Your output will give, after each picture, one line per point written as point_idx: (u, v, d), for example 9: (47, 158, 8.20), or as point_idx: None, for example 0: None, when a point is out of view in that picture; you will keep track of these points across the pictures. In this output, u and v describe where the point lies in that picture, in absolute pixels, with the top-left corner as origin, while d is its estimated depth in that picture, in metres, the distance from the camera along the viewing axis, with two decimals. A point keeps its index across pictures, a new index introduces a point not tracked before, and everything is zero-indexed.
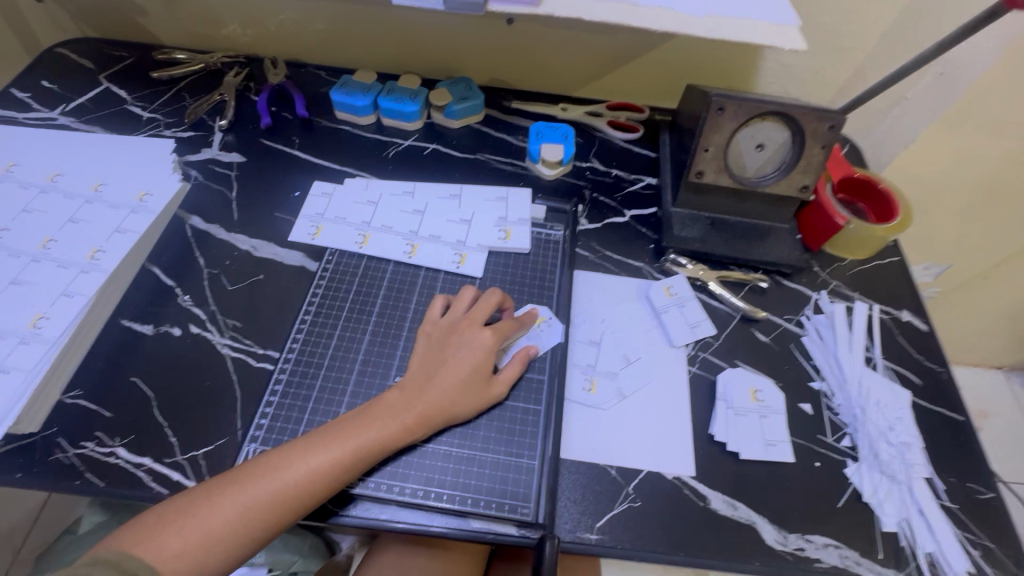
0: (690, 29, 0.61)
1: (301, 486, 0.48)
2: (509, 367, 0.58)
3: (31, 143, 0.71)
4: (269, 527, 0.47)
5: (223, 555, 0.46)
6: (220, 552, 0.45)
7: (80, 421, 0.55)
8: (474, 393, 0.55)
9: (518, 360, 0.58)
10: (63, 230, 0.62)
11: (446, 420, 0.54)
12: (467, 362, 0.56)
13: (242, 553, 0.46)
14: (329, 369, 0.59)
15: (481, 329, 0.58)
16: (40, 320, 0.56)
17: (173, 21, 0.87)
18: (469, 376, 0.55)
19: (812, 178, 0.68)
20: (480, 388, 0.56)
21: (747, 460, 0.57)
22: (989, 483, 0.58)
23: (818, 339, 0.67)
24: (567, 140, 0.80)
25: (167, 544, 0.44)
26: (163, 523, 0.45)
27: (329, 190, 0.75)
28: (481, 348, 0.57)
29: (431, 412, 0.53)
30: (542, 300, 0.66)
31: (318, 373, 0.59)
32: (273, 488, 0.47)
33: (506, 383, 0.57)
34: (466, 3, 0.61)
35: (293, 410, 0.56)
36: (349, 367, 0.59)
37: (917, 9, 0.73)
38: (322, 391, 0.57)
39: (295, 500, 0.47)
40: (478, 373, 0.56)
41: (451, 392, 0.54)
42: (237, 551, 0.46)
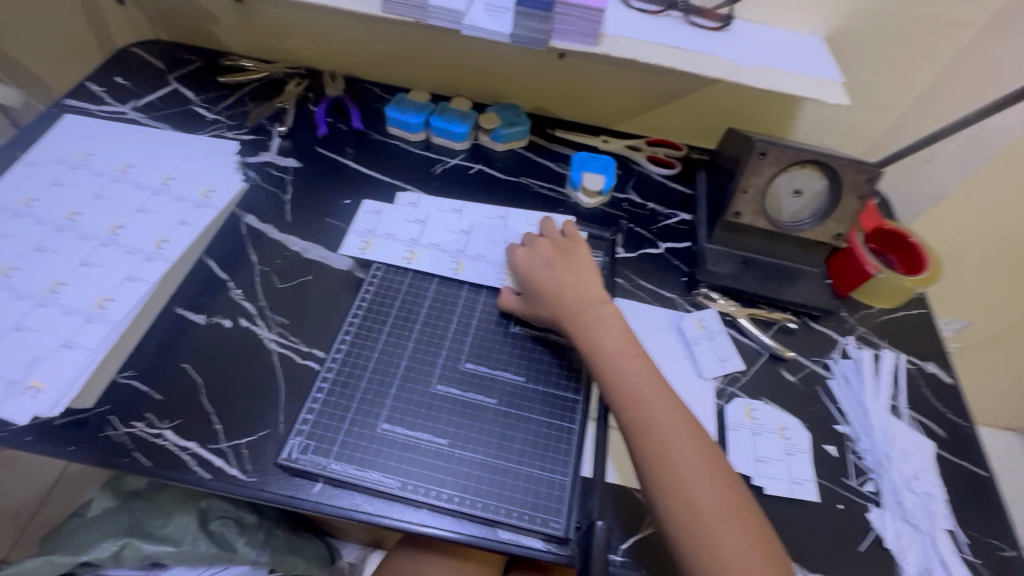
0: (739, 78, 0.65)
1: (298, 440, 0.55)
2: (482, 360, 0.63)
3: (106, 134, 0.75)
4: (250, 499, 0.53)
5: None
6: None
7: (132, 401, 0.58)
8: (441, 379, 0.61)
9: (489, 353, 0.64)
10: (131, 219, 0.66)
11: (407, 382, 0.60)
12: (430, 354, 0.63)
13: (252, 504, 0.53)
14: (373, 371, 0.61)
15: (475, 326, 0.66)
16: (105, 302, 0.59)
17: (242, 30, 0.92)
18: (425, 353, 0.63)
19: (845, 227, 0.70)
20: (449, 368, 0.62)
21: (771, 495, 0.58)
22: (1012, 541, 0.59)
23: (844, 383, 0.68)
24: (608, 171, 0.83)
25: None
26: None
27: (378, 207, 0.77)
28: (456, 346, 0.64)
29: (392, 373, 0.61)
30: None
31: (363, 374, 0.61)
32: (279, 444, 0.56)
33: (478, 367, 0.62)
34: (531, 37, 0.65)
35: (336, 406, 0.58)
36: (392, 370, 0.61)
37: (954, 75, 0.76)
38: (365, 392, 0.59)
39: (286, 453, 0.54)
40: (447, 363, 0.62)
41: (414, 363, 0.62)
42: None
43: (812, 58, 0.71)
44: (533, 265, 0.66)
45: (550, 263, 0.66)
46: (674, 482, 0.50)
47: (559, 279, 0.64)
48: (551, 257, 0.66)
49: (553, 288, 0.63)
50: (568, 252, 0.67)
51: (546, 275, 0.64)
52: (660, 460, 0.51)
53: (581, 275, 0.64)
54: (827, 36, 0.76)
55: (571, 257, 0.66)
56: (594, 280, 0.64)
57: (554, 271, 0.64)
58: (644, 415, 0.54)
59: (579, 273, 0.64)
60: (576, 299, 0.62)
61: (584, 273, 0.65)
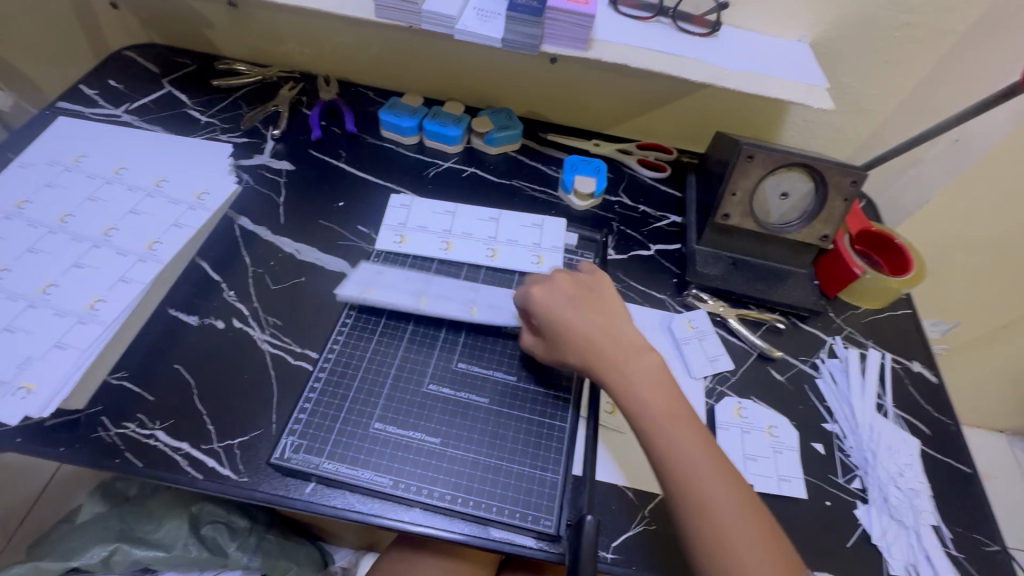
0: (726, 82, 0.67)
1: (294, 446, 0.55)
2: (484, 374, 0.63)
3: (98, 137, 0.75)
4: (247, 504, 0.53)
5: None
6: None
7: (124, 402, 0.58)
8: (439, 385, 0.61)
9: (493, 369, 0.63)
10: (124, 220, 0.66)
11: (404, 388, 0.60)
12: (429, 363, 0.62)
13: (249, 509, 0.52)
14: (364, 372, 0.61)
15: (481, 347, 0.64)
16: (97, 302, 0.59)
17: (236, 34, 0.93)
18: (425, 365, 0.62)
19: (831, 228, 0.71)
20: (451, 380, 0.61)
21: (759, 493, 0.59)
22: (995, 536, 0.60)
23: (831, 382, 0.69)
24: (599, 174, 0.84)
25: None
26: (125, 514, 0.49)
27: (406, 202, 0.78)
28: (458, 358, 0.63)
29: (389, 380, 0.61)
30: None
31: (354, 375, 0.61)
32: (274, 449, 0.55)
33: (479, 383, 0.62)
34: (523, 42, 0.66)
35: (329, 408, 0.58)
36: (384, 371, 0.61)
37: (935, 80, 0.78)
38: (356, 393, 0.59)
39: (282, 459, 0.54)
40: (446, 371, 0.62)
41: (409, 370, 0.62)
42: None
43: (797, 64, 0.72)
44: (555, 302, 0.60)
45: (574, 299, 0.61)
46: (695, 500, 0.49)
47: (587, 319, 0.59)
48: (573, 293, 0.61)
49: (582, 329, 0.58)
50: (589, 288, 0.63)
51: (571, 313, 0.59)
52: (685, 480, 0.50)
53: (606, 314, 0.60)
54: (812, 42, 0.78)
55: (594, 292, 0.62)
56: (623, 321, 0.60)
57: (580, 308, 0.60)
58: (669, 455, 0.52)
59: (606, 312, 0.60)
60: (611, 341, 0.57)
61: (610, 311, 0.60)
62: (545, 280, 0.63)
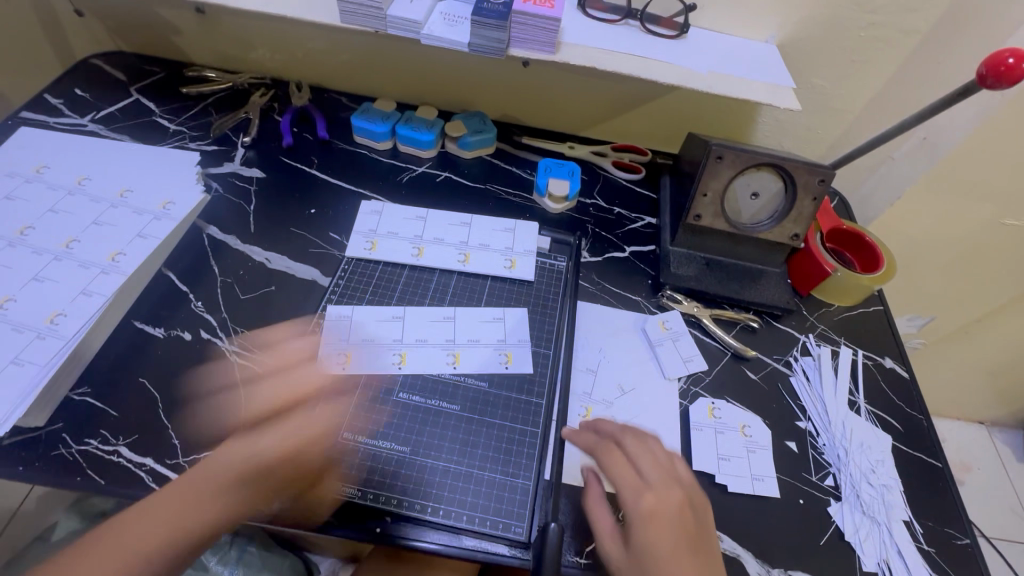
0: (694, 84, 0.67)
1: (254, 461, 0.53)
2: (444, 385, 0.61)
3: (61, 147, 0.74)
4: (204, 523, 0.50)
5: (165, 549, 0.48)
6: (152, 557, 0.48)
7: (85, 418, 0.56)
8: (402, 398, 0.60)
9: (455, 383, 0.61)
10: (86, 232, 0.65)
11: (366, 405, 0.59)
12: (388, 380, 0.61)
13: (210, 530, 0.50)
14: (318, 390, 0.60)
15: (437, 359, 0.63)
16: (57, 317, 0.58)
17: (205, 41, 0.92)
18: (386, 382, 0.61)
19: (802, 227, 0.72)
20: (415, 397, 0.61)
21: (733, 493, 0.59)
22: (966, 529, 0.60)
23: (805, 380, 0.70)
24: (573, 176, 0.84)
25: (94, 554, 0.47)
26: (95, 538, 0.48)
27: (378, 208, 0.78)
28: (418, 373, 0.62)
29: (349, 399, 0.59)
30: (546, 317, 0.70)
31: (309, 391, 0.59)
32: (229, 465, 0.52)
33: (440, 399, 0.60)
34: (491, 46, 0.66)
35: (285, 425, 0.56)
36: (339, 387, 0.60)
37: (901, 79, 0.79)
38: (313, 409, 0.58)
39: (241, 476, 0.52)
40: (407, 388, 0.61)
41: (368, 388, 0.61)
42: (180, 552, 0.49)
43: (765, 65, 0.73)
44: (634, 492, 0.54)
45: (672, 517, 0.52)
46: None
47: (663, 517, 0.52)
48: (673, 506, 0.52)
49: (649, 525, 0.51)
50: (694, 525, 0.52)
51: (644, 501, 0.53)
52: None
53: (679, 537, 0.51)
54: (780, 43, 0.78)
55: (694, 519, 0.52)
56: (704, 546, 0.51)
57: (662, 503, 0.53)
58: None
59: (691, 519, 0.52)
60: (678, 542, 0.50)
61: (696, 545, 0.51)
62: (643, 451, 0.57)
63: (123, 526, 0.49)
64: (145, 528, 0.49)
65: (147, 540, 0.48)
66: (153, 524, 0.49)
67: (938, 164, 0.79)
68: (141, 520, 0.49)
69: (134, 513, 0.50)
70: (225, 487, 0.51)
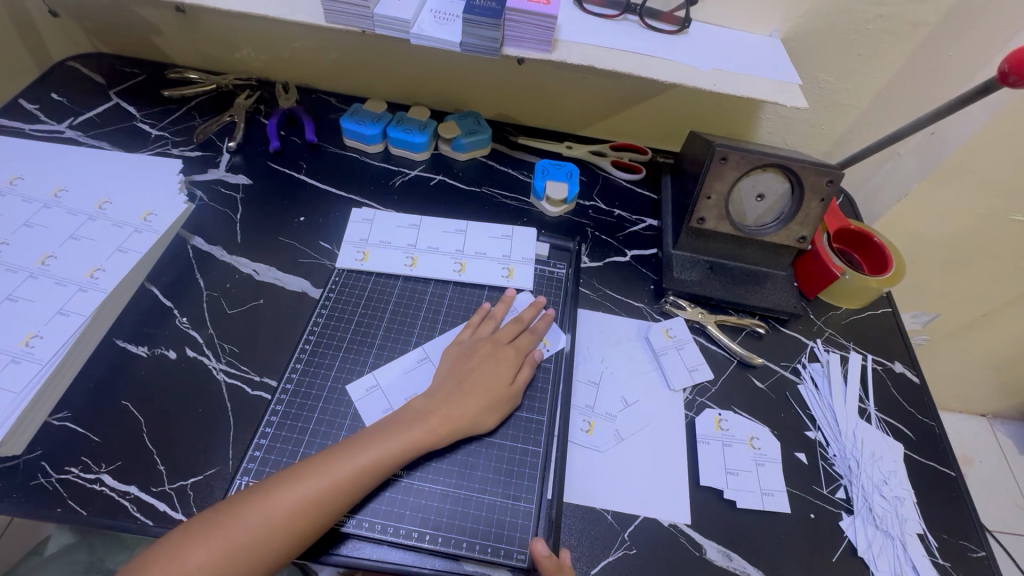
0: (697, 82, 0.64)
1: (352, 480, 0.49)
2: (521, 370, 0.61)
3: (37, 156, 0.71)
4: (298, 537, 0.47)
5: (257, 560, 0.45)
6: (245, 566, 0.45)
7: (66, 445, 0.54)
8: (497, 407, 0.58)
9: (527, 363, 0.61)
10: (63, 247, 0.62)
11: (470, 425, 0.56)
12: (489, 385, 0.58)
13: (303, 543, 0.47)
14: (430, 407, 0.55)
15: (505, 349, 0.61)
16: (33, 339, 0.55)
17: (186, 42, 0.88)
18: (490, 389, 0.58)
19: (809, 230, 0.70)
20: (504, 400, 0.58)
21: (742, 509, 0.57)
22: (982, 541, 0.59)
23: (813, 388, 0.68)
24: (571, 178, 0.81)
25: (189, 558, 0.44)
26: (187, 537, 0.45)
27: (369, 215, 0.75)
28: (502, 366, 0.60)
29: (456, 418, 0.55)
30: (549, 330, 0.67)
31: (420, 409, 0.55)
32: (327, 479, 0.49)
33: (523, 382, 0.60)
34: (483, 46, 0.63)
35: (397, 445, 0.52)
36: (451, 403, 0.56)
37: (909, 74, 0.76)
38: (426, 429, 0.54)
39: (339, 495, 0.48)
40: (501, 389, 0.58)
41: (476, 401, 0.57)
42: (272, 562, 0.46)
43: (770, 62, 0.70)
44: None
45: None
46: None
47: None
48: None
49: None
50: None
51: None
52: None
53: None
54: (784, 37, 0.75)
55: None
56: None
57: None
58: None
59: None
60: None
61: None
62: None
63: (217, 530, 0.45)
64: (242, 535, 0.45)
65: (243, 547, 0.45)
66: (248, 533, 0.45)
67: (948, 161, 0.77)
68: (238, 524, 0.46)
69: (229, 516, 0.46)
70: (332, 498, 0.48)
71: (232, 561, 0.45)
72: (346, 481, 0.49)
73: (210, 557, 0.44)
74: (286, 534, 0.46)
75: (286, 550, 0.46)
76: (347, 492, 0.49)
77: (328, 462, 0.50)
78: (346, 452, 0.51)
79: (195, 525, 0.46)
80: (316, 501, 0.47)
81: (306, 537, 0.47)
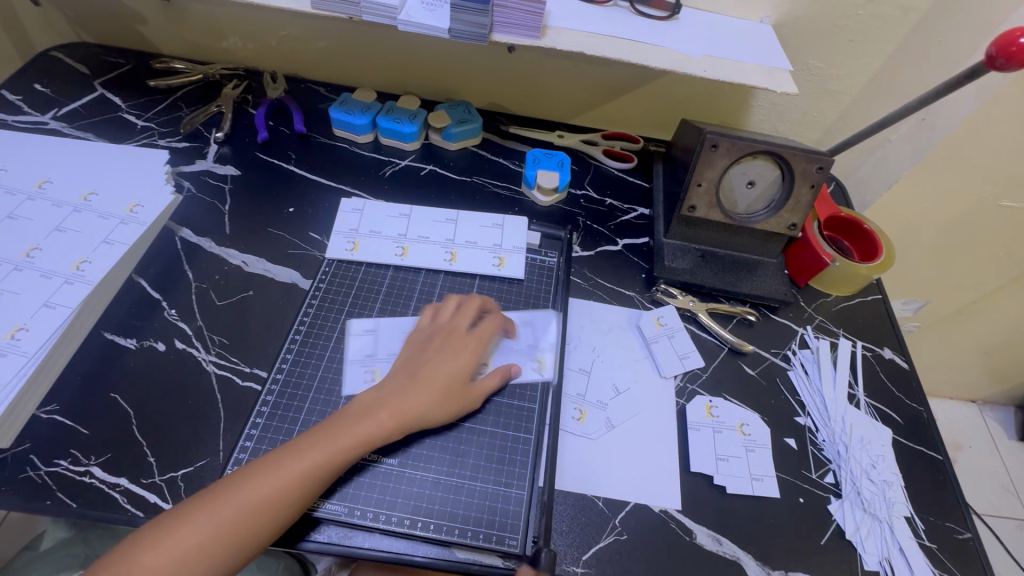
0: (688, 68, 0.63)
1: (300, 481, 0.48)
2: (488, 376, 0.59)
3: (21, 149, 0.70)
4: (249, 540, 0.46)
5: (210, 563, 0.45)
6: (198, 571, 0.45)
7: (54, 438, 0.53)
8: (453, 402, 0.56)
9: (496, 372, 0.59)
10: (48, 239, 0.62)
11: (423, 417, 0.54)
12: (444, 377, 0.56)
13: (256, 545, 0.47)
14: (381, 400, 0.54)
15: (462, 338, 0.59)
16: (18, 332, 0.55)
17: (171, 31, 0.87)
18: (446, 382, 0.56)
19: (799, 217, 0.70)
20: (460, 391, 0.56)
21: (731, 494, 0.58)
22: (968, 523, 0.59)
23: (803, 374, 0.68)
24: (563, 167, 0.80)
25: (142, 562, 0.44)
26: (141, 542, 0.45)
27: (358, 205, 0.74)
28: (461, 358, 0.58)
29: (407, 411, 0.53)
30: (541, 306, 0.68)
31: (370, 403, 0.54)
32: (275, 481, 0.48)
33: (487, 390, 0.58)
34: (472, 32, 0.62)
35: (345, 442, 0.51)
36: (402, 396, 0.54)
37: (901, 60, 0.76)
38: (374, 424, 0.52)
39: (291, 496, 0.48)
40: (457, 382, 0.56)
41: (430, 393, 0.55)
42: (226, 565, 0.46)
43: (761, 48, 0.70)
44: None
45: None
46: None
47: None
48: None
49: None
50: None
51: None
52: None
53: None
54: (776, 23, 0.75)
55: None
56: None
57: None
58: None
59: None
60: None
61: None
62: None
63: (169, 534, 0.45)
64: (193, 541, 0.45)
65: (193, 553, 0.45)
66: (200, 536, 0.45)
67: (938, 147, 0.77)
68: (189, 530, 0.45)
69: (181, 521, 0.46)
70: (285, 499, 0.48)
71: (186, 564, 0.45)
72: (295, 482, 0.48)
73: (161, 562, 0.44)
74: (236, 537, 0.46)
75: (239, 552, 0.46)
76: (298, 492, 0.48)
77: (276, 462, 0.49)
78: (295, 452, 0.50)
79: (147, 530, 0.46)
80: (264, 504, 0.47)
81: (258, 539, 0.47)
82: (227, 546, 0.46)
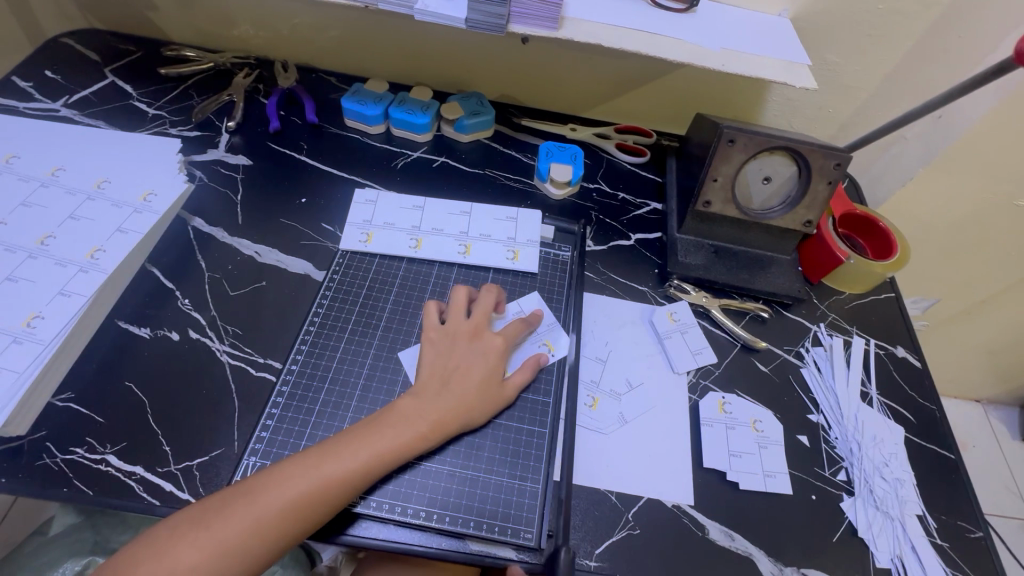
0: (707, 61, 0.63)
1: (339, 483, 0.48)
2: (520, 374, 0.59)
3: (36, 135, 0.70)
4: (283, 537, 0.47)
5: (244, 558, 0.46)
6: (233, 564, 0.45)
7: (70, 425, 0.54)
8: (486, 405, 0.56)
9: (529, 367, 0.60)
10: (63, 227, 0.62)
11: (458, 427, 0.54)
12: (479, 384, 0.56)
13: (290, 541, 0.47)
14: (418, 407, 0.54)
15: (494, 341, 0.60)
16: (34, 319, 0.55)
17: (182, 19, 0.86)
18: (480, 387, 0.56)
19: (815, 214, 0.69)
20: (491, 391, 0.57)
21: (744, 490, 0.58)
22: (979, 522, 0.59)
23: (816, 371, 0.68)
24: (576, 160, 0.80)
25: (176, 556, 0.44)
26: (175, 533, 0.45)
27: (372, 196, 0.74)
28: (491, 358, 0.58)
29: (444, 419, 0.54)
30: (554, 295, 0.69)
31: (405, 410, 0.53)
32: (313, 481, 0.48)
33: (517, 387, 0.58)
34: (489, 23, 0.62)
35: (383, 448, 0.51)
36: (439, 405, 0.54)
37: (920, 56, 0.75)
38: (411, 432, 0.52)
39: (324, 500, 0.48)
40: (492, 387, 0.57)
41: (465, 402, 0.55)
42: (256, 560, 0.46)
43: (780, 42, 0.69)
44: None
45: None
46: None
47: None
48: None
49: None
50: None
51: None
52: None
53: None
54: (794, 17, 0.74)
55: None
56: None
57: None
58: None
59: None
60: None
61: None
62: None
63: (203, 528, 0.45)
64: (228, 535, 0.45)
65: (228, 546, 0.45)
66: (234, 531, 0.45)
67: (956, 146, 0.76)
68: (224, 524, 0.45)
69: (217, 514, 0.46)
70: (319, 502, 0.47)
71: (219, 559, 0.45)
72: (332, 485, 0.48)
73: (199, 555, 0.44)
74: (272, 535, 0.46)
75: (274, 547, 0.47)
76: (333, 496, 0.48)
77: (311, 463, 0.49)
78: (331, 454, 0.49)
79: (179, 521, 0.46)
80: (302, 504, 0.47)
81: (291, 536, 0.47)
82: (263, 541, 0.46)
